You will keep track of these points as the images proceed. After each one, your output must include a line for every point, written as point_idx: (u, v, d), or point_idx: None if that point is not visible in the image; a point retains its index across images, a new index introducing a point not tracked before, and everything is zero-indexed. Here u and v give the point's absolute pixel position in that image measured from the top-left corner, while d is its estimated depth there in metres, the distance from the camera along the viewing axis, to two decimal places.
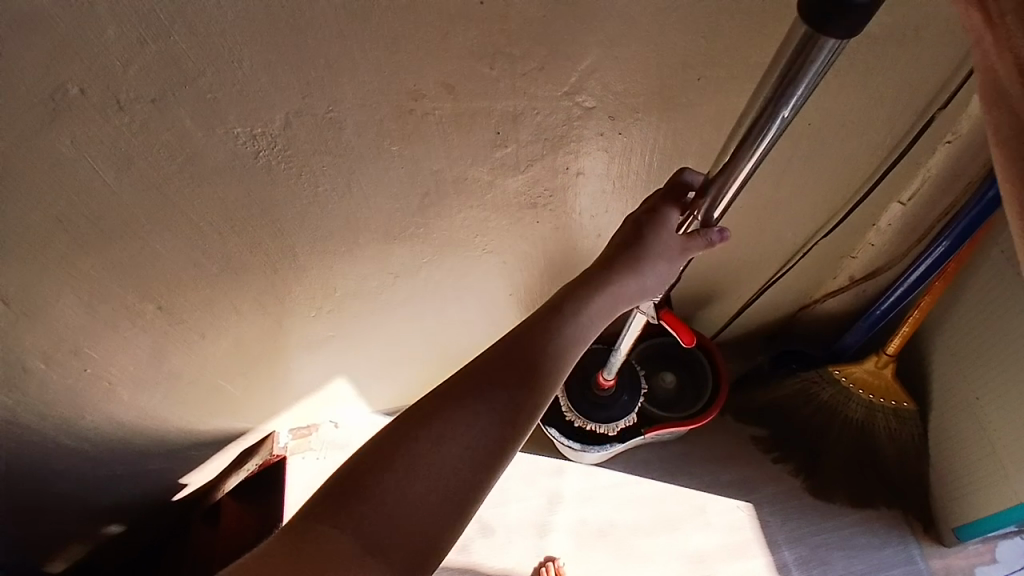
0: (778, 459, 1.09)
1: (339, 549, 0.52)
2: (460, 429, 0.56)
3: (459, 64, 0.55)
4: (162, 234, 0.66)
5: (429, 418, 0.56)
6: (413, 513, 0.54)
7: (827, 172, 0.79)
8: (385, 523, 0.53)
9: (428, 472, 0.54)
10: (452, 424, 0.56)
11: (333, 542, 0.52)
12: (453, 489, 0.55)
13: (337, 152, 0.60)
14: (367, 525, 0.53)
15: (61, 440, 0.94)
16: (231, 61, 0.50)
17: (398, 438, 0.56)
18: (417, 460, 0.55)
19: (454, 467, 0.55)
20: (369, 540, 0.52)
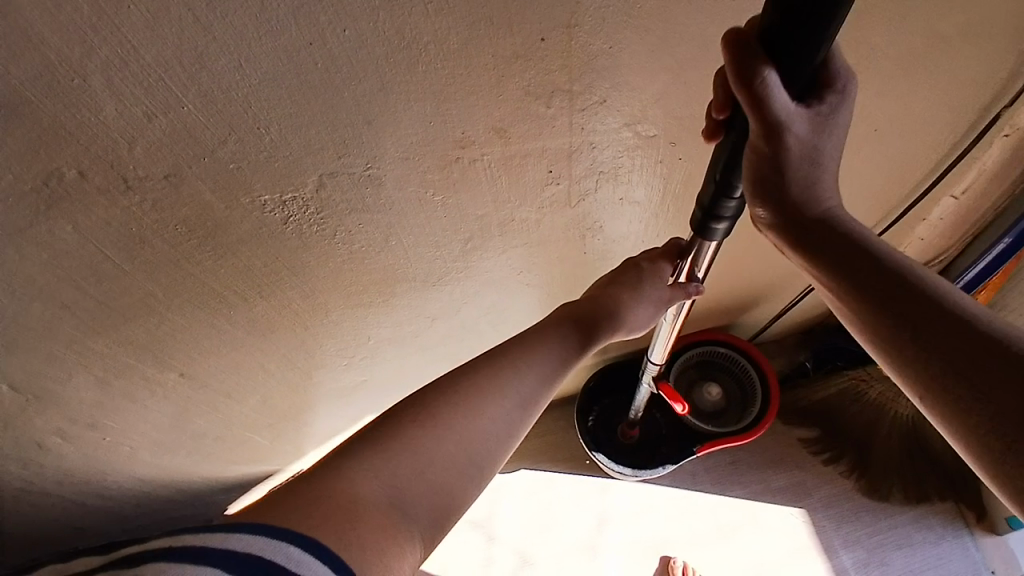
0: (829, 460, 1.07)
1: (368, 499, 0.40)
2: (493, 403, 0.49)
3: (513, 106, 0.48)
4: (182, 308, 0.59)
5: (464, 382, 0.49)
6: (443, 480, 0.44)
7: (887, 173, 0.73)
8: (412, 480, 0.43)
9: (462, 444, 0.46)
10: (482, 394, 0.49)
11: (365, 490, 0.41)
12: (476, 459, 0.46)
13: (375, 209, 0.54)
14: (399, 481, 0.42)
15: (82, 505, 0.88)
16: (255, 128, 0.43)
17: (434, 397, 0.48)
18: (452, 421, 0.46)
19: (488, 436, 0.47)
20: (401, 493, 0.42)
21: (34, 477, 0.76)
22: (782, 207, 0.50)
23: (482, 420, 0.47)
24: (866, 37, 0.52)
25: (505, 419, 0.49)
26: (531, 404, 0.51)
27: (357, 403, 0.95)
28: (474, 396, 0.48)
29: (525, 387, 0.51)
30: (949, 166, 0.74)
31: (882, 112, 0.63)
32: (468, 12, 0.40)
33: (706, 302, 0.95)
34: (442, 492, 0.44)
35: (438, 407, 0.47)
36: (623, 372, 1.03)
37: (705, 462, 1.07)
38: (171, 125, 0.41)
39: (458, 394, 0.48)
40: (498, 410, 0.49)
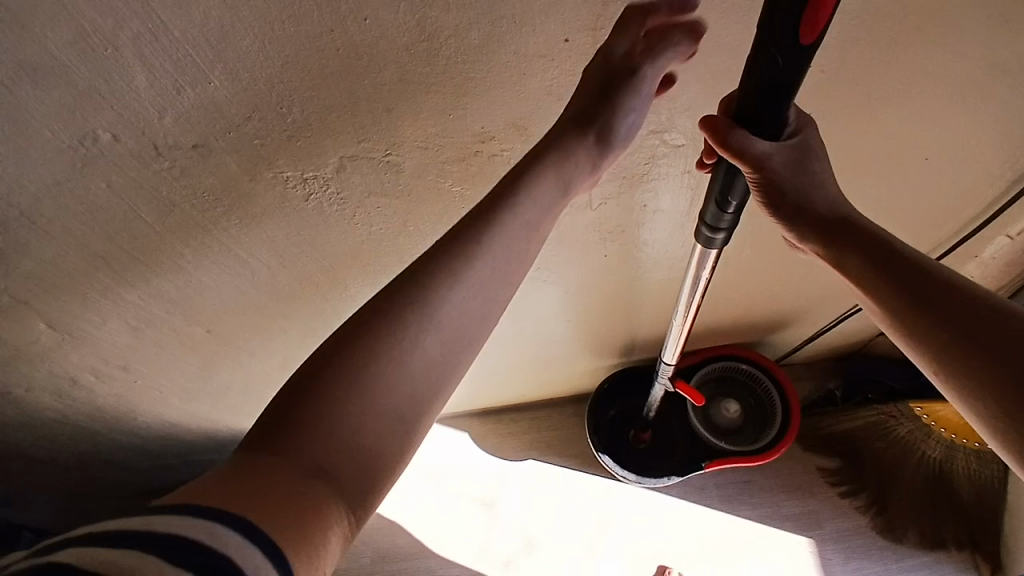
0: (845, 493, 1.03)
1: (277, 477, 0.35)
2: (407, 344, 0.41)
3: (535, 104, 0.47)
4: (209, 270, 0.62)
5: (367, 332, 0.40)
6: (361, 447, 0.37)
7: (938, 204, 0.69)
8: (337, 444, 0.37)
9: (376, 400, 0.39)
10: (388, 338, 0.40)
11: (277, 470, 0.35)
12: (395, 412, 0.39)
13: (392, 194, 0.54)
14: (317, 457, 0.36)
15: (112, 437, 0.95)
16: (279, 107, 0.44)
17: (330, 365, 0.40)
18: (360, 375, 0.39)
19: (404, 377, 0.40)
20: (314, 468, 0.36)
21: (69, 406, 0.82)
22: (797, 211, 0.53)
23: (395, 363, 0.40)
24: (921, 61, 0.49)
25: (419, 352, 0.41)
26: (459, 327, 0.43)
27: None
28: (375, 342, 0.40)
29: (456, 298, 0.42)
30: (1006, 204, 0.68)
31: (935, 141, 0.59)
32: (491, 9, 0.39)
33: (732, 316, 0.93)
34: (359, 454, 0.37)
35: (343, 362, 0.39)
36: (640, 378, 1.01)
37: (715, 478, 1.05)
38: (199, 98, 0.42)
39: (365, 344, 0.40)
40: (412, 343, 0.41)
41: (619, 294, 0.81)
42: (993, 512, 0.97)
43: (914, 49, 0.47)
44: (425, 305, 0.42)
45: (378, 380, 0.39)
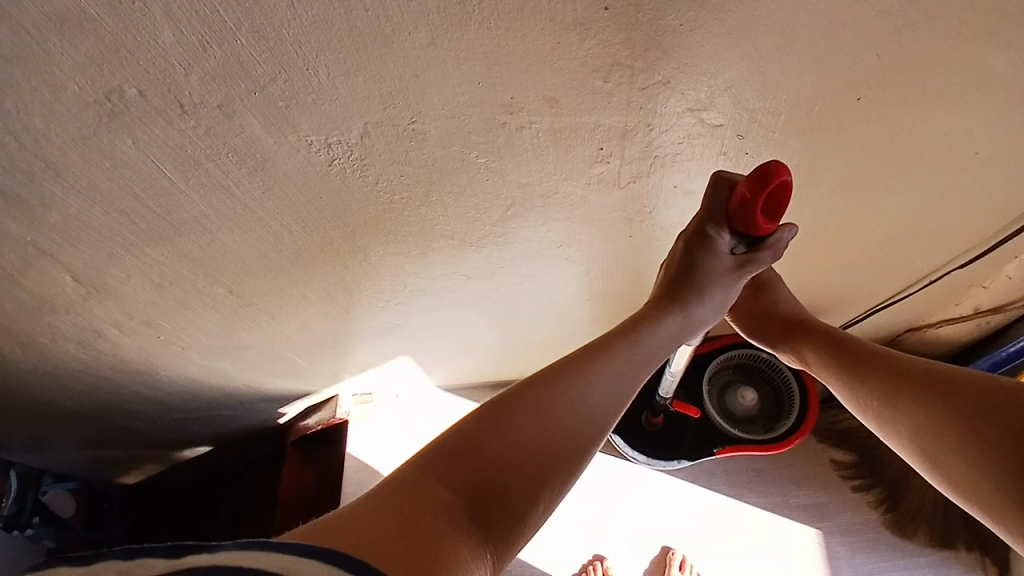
0: (858, 487, 1.02)
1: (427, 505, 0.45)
2: (553, 430, 0.51)
3: (568, 76, 0.45)
4: (231, 231, 0.62)
5: (527, 404, 0.52)
6: (498, 493, 0.48)
7: (985, 201, 0.66)
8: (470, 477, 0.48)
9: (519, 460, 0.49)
10: (535, 417, 0.52)
11: (426, 496, 0.46)
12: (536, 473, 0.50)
13: (417, 164, 0.53)
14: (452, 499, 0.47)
15: (135, 388, 0.97)
16: (305, 69, 0.43)
17: (490, 428, 0.51)
18: (516, 439, 0.50)
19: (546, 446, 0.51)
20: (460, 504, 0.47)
21: (95, 356, 0.84)
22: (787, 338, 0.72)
23: (541, 433, 0.51)
24: (985, 49, 0.46)
25: (560, 440, 0.51)
26: (592, 424, 0.53)
27: (390, 344, 0.98)
28: (530, 416, 0.52)
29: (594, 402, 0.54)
30: None
31: (988, 135, 0.56)
32: None
33: None
34: (493, 497, 0.48)
35: (498, 425, 0.51)
36: (655, 361, 0.99)
37: (725, 464, 1.05)
38: (224, 57, 0.41)
39: (518, 413, 0.51)
40: (560, 425, 0.52)
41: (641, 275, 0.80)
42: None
43: (980, 37, 0.44)
44: (567, 391, 0.53)
45: (526, 439, 0.50)
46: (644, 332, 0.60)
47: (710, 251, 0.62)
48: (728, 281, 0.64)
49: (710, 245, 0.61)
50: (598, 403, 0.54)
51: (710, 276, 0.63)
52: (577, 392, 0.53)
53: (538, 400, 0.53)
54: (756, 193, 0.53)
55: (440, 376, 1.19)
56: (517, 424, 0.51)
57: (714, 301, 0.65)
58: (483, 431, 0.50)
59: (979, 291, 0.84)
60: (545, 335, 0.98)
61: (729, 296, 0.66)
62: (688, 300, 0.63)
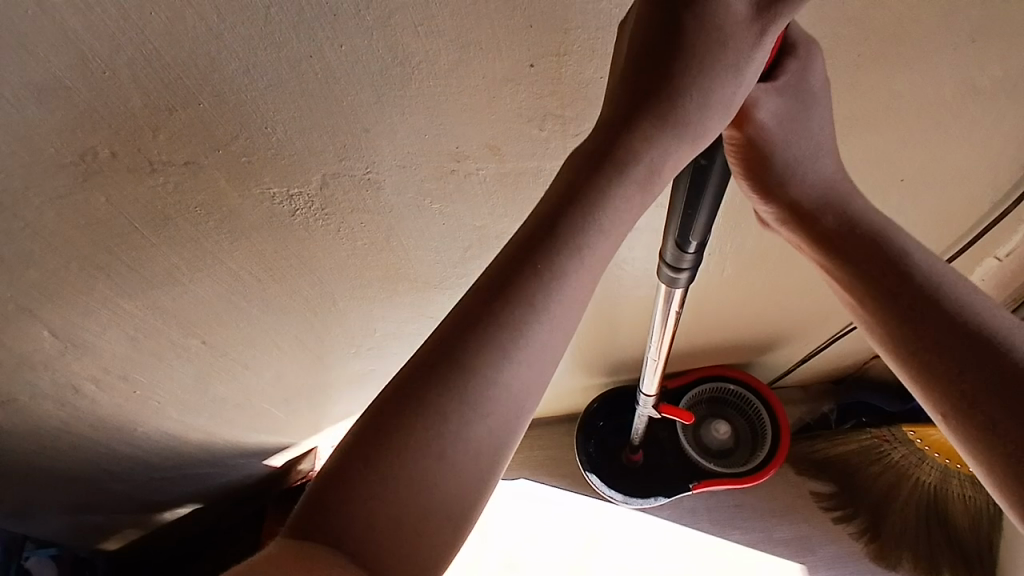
0: (840, 518, 1.01)
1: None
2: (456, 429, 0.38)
3: (506, 125, 0.50)
4: (204, 281, 0.65)
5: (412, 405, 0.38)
6: (390, 544, 0.36)
7: (917, 226, 0.70)
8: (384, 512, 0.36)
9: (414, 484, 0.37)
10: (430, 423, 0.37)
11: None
12: (440, 500, 0.37)
13: (375, 210, 0.57)
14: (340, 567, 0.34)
15: (113, 446, 0.97)
16: (264, 127, 0.47)
17: (365, 443, 0.37)
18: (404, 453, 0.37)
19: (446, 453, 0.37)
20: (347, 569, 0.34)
21: (72, 414, 0.84)
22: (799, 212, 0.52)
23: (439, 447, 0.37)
24: (881, 86, 0.51)
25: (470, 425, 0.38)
26: (512, 409, 0.39)
27: (368, 391, 0.99)
28: (423, 411, 0.38)
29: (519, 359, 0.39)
30: (987, 224, 0.69)
31: (906, 164, 0.60)
32: (459, 36, 0.42)
33: (722, 335, 0.93)
34: (404, 521, 0.36)
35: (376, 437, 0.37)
36: (629, 398, 1.01)
37: (706, 500, 1.05)
38: (189, 119, 0.46)
39: (404, 415, 0.38)
40: (462, 424, 0.38)
41: (604, 312, 0.82)
42: (988, 541, 0.95)
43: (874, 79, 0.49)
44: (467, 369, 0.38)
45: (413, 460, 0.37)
46: (568, 248, 0.40)
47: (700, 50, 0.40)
48: (745, 44, 0.40)
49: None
50: (522, 383, 0.39)
51: (703, 84, 0.41)
52: (500, 359, 0.38)
53: (428, 401, 0.38)
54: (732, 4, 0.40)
55: None
56: (406, 419, 0.37)
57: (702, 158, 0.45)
58: (357, 459, 0.37)
59: None
60: None
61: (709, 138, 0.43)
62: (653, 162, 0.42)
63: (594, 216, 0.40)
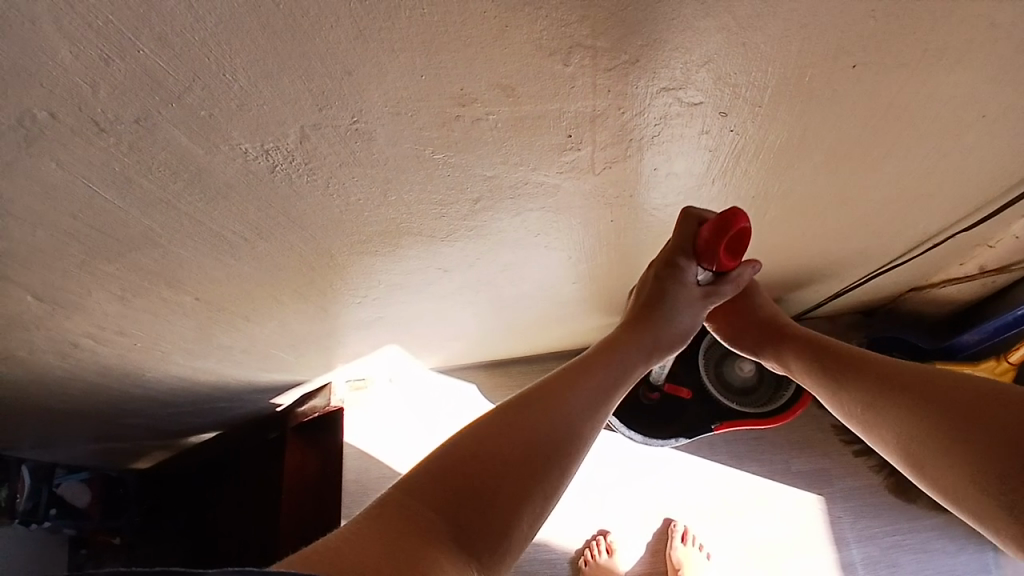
0: (860, 452, 1.00)
1: (415, 515, 0.51)
2: (542, 442, 0.58)
3: (522, 61, 0.40)
4: (186, 242, 0.58)
5: (522, 409, 0.60)
6: (480, 502, 0.54)
7: (1001, 161, 0.60)
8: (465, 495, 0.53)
9: (509, 469, 0.56)
10: (526, 428, 0.59)
11: (413, 507, 0.52)
12: (519, 483, 0.56)
13: (368, 164, 0.49)
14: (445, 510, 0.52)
15: (126, 390, 0.96)
16: (222, 75, 0.38)
17: (487, 426, 0.59)
18: (501, 450, 0.57)
19: (533, 451, 0.58)
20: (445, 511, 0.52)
21: (76, 365, 0.82)
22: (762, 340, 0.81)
23: (528, 444, 0.58)
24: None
25: (548, 450, 0.58)
26: (563, 451, 0.59)
27: (377, 334, 0.95)
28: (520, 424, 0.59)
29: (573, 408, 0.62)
30: None
31: (1003, 93, 0.49)
32: None
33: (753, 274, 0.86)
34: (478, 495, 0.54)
35: (491, 423, 0.59)
36: None
37: (725, 434, 1.03)
38: (130, 70, 0.37)
39: (512, 416, 0.60)
40: (543, 437, 0.59)
41: (630, 255, 0.75)
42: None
43: None
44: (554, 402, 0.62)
45: (508, 451, 0.57)
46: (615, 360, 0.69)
47: (679, 279, 0.71)
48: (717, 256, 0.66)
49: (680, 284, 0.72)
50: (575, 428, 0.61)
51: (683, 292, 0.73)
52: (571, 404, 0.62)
53: (529, 420, 0.59)
54: (717, 236, 0.62)
55: (433, 359, 1.16)
56: (512, 432, 0.58)
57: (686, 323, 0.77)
58: (479, 433, 0.58)
59: (984, 251, 0.79)
60: (536, 318, 0.95)
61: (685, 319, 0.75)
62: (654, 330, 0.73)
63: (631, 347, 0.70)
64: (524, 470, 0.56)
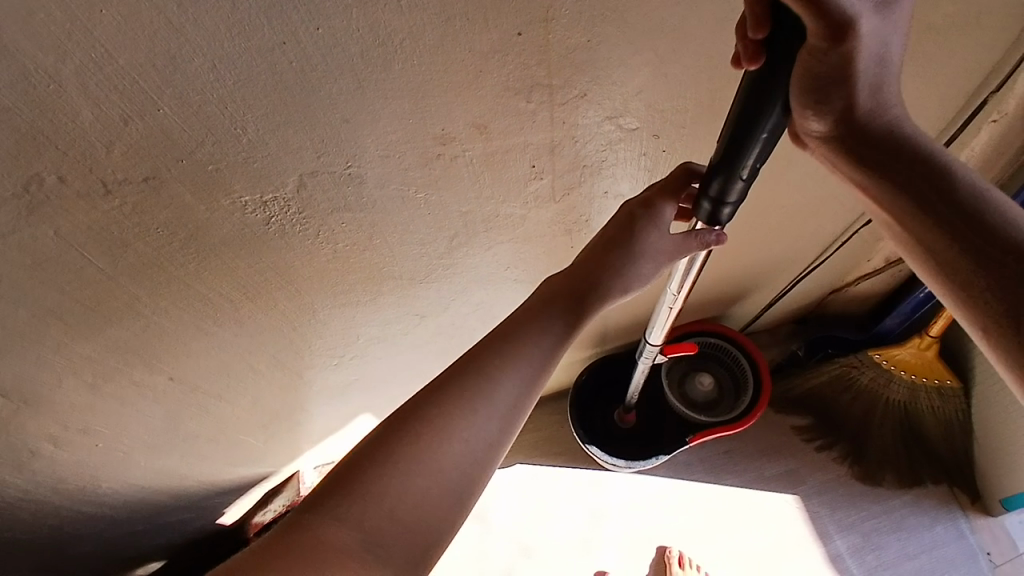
0: (822, 447, 1.07)
1: (334, 544, 0.44)
2: (477, 427, 0.49)
3: (493, 101, 0.48)
4: (175, 309, 0.59)
5: (444, 394, 0.49)
6: (409, 512, 0.46)
7: None
8: (390, 500, 0.46)
9: (435, 468, 0.47)
10: (453, 414, 0.49)
11: (330, 534, 0.44)
12: (451, 486, 0.47)
13: (358, 208, 0.54)
14: (370, 528, 0.45)
15: (73, 509, 0.82)
16: (233, 128, 0.43)
17: (403, 419, 0.49)
18: (424, 442, 0.47)
19: (464, 443, 0.48)
20: (369, 534, 0.45)
21: (25, 485, 0.72)
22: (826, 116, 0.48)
23: (457, 440, 0.48)
24: None
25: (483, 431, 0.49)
26: (499, 430, 0.50)
27: (349, 402, 0.94)
28: (441, 408, 0.49)
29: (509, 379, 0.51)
30: (937, 151, 0.74)
31: None
32: (443, 9, 0.40)
33: (696, 293, 0.95)
34: (406, 504, 0.46)
35: (410, 418, 0.49)
36: (614, 367, 1.03)
37: (698, 452, 1.08)
38: (148, 128, 0.41)
39: (430, 404, 0.49)
40: (475, 422, 0.49)
41: None
42: (964, 449, 1.02)
43: None
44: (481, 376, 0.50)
45: (433, 452, 0.47)
46: (558, 312, 0.55)
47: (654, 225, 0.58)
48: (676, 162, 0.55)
49: (653, 225, 0.58)
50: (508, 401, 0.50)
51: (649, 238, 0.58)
52: (499, 377, 0.51)
53: (455, 406, 0.49)
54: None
55: None
56: (438, 413, 0.49)
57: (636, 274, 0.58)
58: (396, 428, 0.48)
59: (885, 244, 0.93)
60: None
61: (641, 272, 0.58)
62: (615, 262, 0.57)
63: (577, 296, 0.56)
64: (458, 465, 0.48)
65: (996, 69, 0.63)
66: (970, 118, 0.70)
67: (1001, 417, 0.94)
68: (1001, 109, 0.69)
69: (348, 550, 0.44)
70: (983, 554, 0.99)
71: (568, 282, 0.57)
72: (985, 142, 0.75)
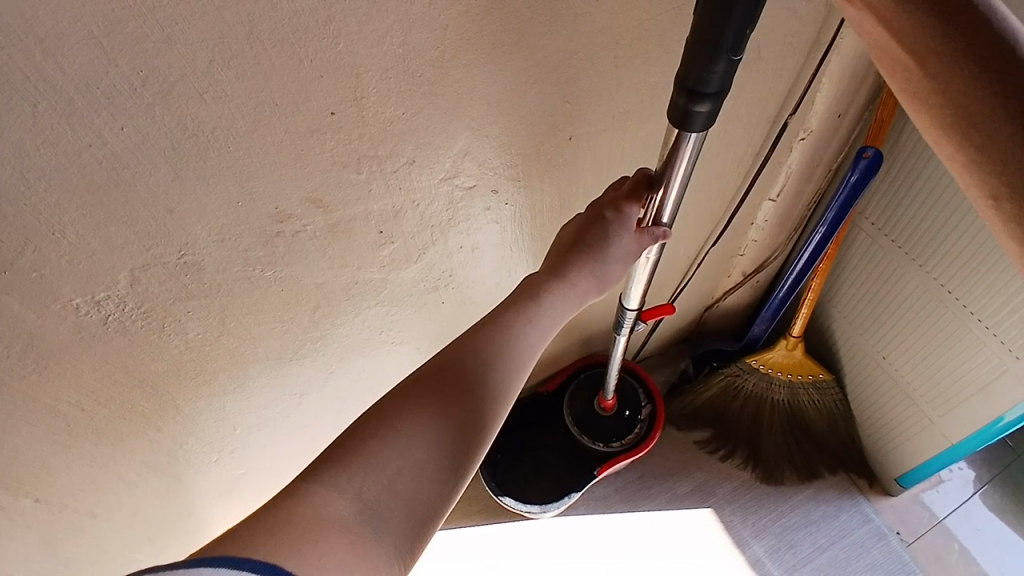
0: (726, 456, 1.11)
1: (329, 516, 0.38)
2: (469, 405, 0.46)
3: (323, 176, 0.50)
4: (16, 429, 0.54)
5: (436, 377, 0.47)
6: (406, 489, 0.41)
7: (707, 187, 0.82)
8: (387, 478, 0.41)
9: (431, 445, 0.43)
10: (445, 394, 0.46)
11: (326, 508, 0.38)
12: (448, 466, 0.43)
13: (203, 294, 0.54)
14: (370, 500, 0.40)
15: None
16: (51, 233, 0.42)
17: (395, 399, 0.45)
18: (411, 420, 0.44)
19: (460, 424, 0.45)
20: (370, 505, 0.40)
21: None
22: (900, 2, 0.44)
23: (452, 416, 0.45)
24: (645, 77, 0.60)
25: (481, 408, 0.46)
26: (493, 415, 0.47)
27: (242, 504, 0.87)
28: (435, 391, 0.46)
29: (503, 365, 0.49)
30: (756, 172, 0.84)
31: None
32: (250, 97, 0.42)
33: (582, 329, 1.00)
34: (405, 479, 0.41)
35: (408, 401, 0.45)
36: (517, 414, 1.04)
37: (613, 483, 1.09)
38: None
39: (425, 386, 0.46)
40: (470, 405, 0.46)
41: None
42: (849, 436, 1.10)
43: (632, 67, 0.58)
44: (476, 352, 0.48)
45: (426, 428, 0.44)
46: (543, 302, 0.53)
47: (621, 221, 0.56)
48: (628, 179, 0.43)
49: (622, 220, 0.56)
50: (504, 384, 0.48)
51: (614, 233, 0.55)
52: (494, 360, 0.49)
53: (454, 392, 0.46)
54: None
55: None
56: (425, 398, 0.45)
57: (603, 275, 0.56)
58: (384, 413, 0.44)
59: (740, 259, 1.02)
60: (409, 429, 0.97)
61: (608, 274, 0.56)
62: (586, 266, 0.55)
63: (562, 283, 0.54)
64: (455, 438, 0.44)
65: (786, 98, 0.73)
66: (776, 140, 0.80)
67: (874, 397, 1.04)
68: (804, 128, 0.80)
69: (343, 522, 0.38)
70: (891, 532, 1.06)
71: (549, 272, 0.55)
72: (799, 159, 0.85)
